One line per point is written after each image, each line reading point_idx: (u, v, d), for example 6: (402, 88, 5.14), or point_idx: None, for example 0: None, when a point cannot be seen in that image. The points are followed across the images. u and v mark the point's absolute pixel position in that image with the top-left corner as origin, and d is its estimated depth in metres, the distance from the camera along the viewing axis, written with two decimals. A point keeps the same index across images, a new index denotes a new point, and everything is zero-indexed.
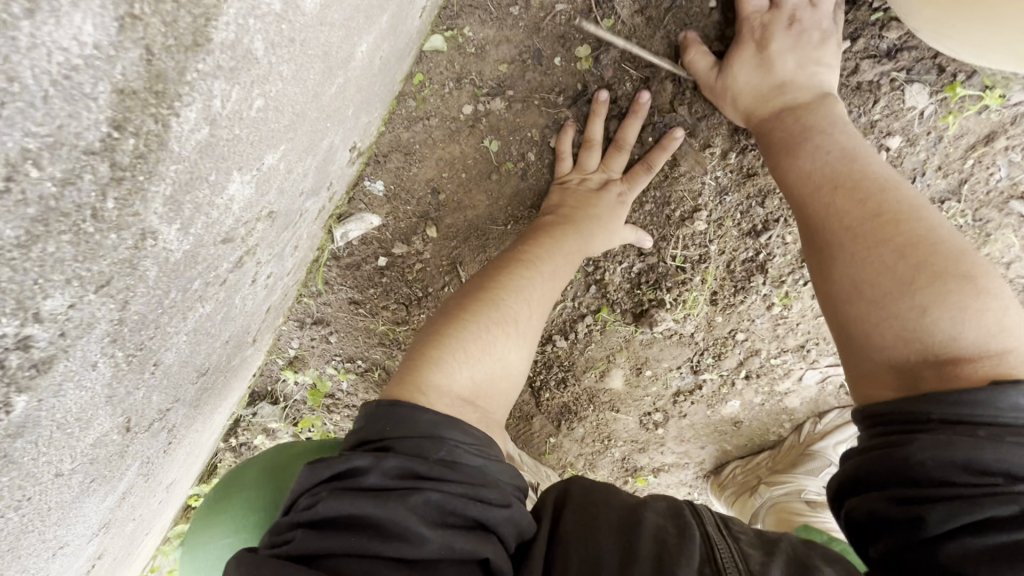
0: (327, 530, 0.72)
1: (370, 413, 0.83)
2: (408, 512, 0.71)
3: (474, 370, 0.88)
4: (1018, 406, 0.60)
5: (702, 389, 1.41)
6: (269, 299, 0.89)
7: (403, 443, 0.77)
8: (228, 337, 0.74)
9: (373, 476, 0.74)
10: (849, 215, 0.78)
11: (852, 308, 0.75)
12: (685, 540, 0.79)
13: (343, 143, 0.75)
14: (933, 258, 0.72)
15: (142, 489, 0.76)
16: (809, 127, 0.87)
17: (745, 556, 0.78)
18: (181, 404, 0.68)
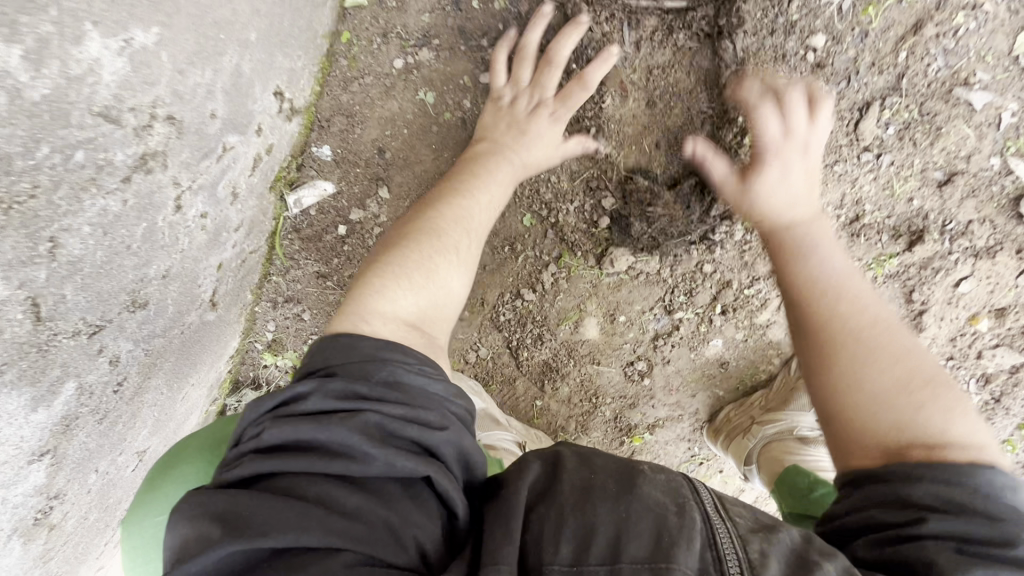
0: (273, 453, 0.70)
1: (314, 344, 0.81)
2: (352, 429, 0.69)
3: (418, 297, 0.87)
4: (1001, 481, 0.65)
5: (680, 330, 1.39)
6: (218, 252, 0.93)
7: (346, 365, 0.76)
8: (165, 271, 0.76)
9: (316, 400, 0.72)
10: (857, 326, 0.81)
11: (851, 394, 0.77)
12: (685, 518, 0.72)
13: (260, 79, 0.79)
14: (924, 371, 0.77)
15: (97, 433, 0.78)
16: (807, 236, 0.93)
17: (745, 540, 0.70)
18: (118, 330, 0.71)
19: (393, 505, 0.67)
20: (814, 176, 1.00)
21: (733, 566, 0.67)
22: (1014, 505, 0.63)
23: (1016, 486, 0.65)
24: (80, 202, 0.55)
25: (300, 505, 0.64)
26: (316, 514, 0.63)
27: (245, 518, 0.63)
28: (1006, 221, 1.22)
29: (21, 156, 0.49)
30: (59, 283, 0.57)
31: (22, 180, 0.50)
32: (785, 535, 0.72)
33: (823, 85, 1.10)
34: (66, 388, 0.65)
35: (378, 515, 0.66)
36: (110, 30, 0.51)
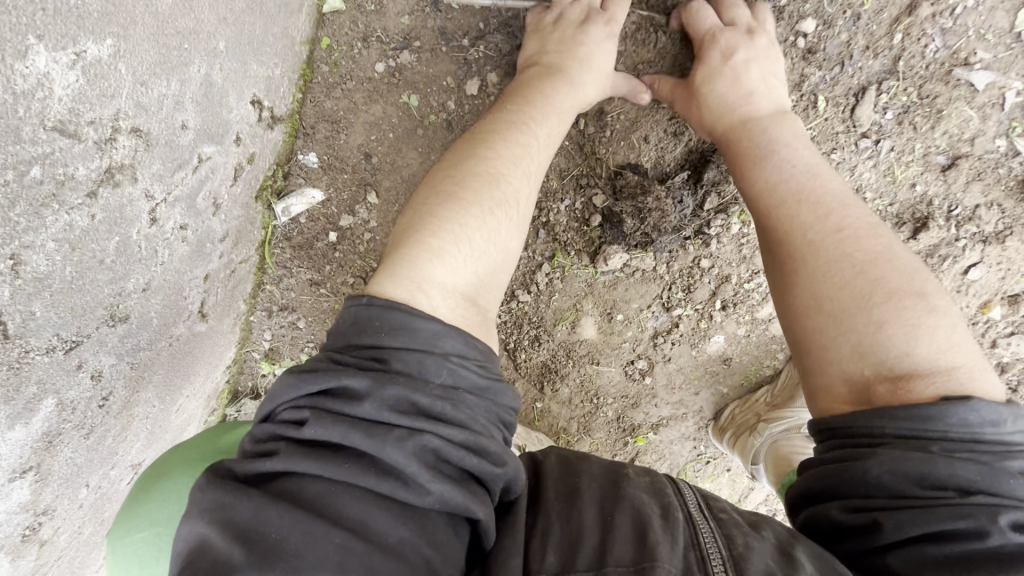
0: (314, 452, 0.66)
1: (367, 318, 0.75)
2: (406, 454, 0.65)
3: (474, 265, 0.85)
4: (964, 421, 0.67)
5: (680, 327, 1.36)
6: (203, 264, 0.93)
7: (402, 362, 0.71)
8: (145, 285, 0.76)
9: (370, 405, 0.67)
10: (814, 229, 0.86)
11: (811, 321, 0.83)
12: (669, 520, 0.71)
13: (234, 89, 0.78)
14: (888, 279, 0.79)
15: (85, 448, 0.78)
16: (773, 139, 0.95)
17: (729, 540, 0.69)
18: (98, 345, 0.70)
19: (435, 541, 0.65)
20: (773, 58, 1.01)
21: (716, 564, 0.66)
22: (971, 471, 0.64)
23: (975, 427, 0.67)
24: (41, 218, 0.52)
25: (340, 535, 0.60)
26: (357, 548, 0.60)
27: (277, 536, 0.59)
28: (1016, 205, 1.17)
29: None
30: (28, 299, 0.55)
31: None
32: (767, 532, 0.71)
33: (814, 73, 1.09)
34: (44, 405, 0.65)
35: (419, 551, 0.63)
36: (57, 43, 0.47)
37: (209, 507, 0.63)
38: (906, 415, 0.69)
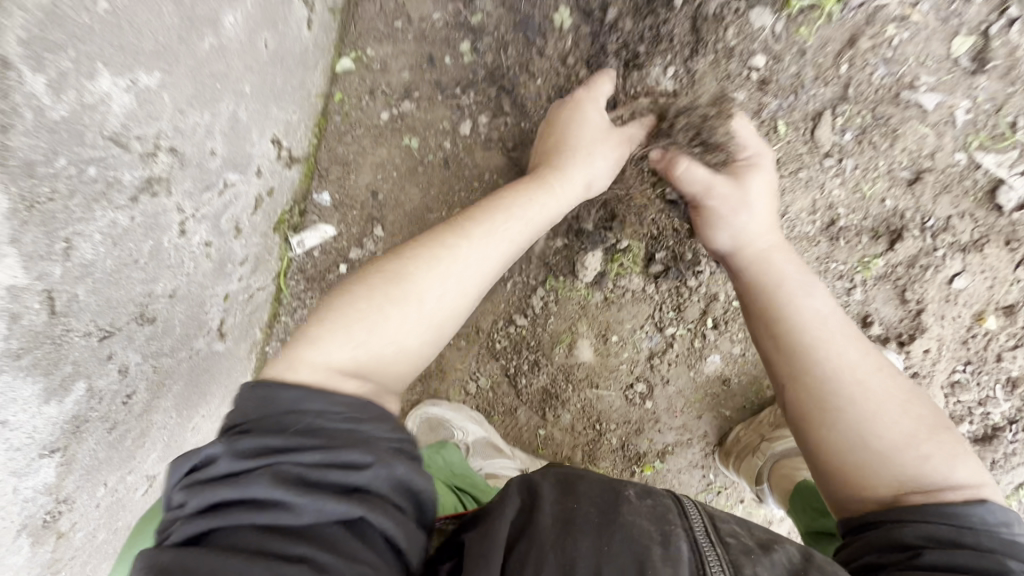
0: (217, 511, 0.67)
1: (244, 395, 0.79)
2: (268, 483, 0.67)
3: (354, 347, 0.87)
4: (985, 520, 0.77)
5: (674, 347, 1.40)
6: (224, 282, 1.04)
7: (265, 423, 0.74)
8: (172, 291, 0.87)
9: (225, 466, 0.69)
10: (853, 368, 0.91)
11: (861, 435, 0.87)
12: (670, 548, 0.74)
13: (257, 127, 0.93)
14: (925, 417, 0.88)
15: (107, 443, 0.86)
16: (803, 283, 1.01)
17: (737, 568, 0.73)
18: (128, 339, 0.80)
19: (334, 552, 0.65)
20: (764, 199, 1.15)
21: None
22: (997, 543, 0.75)
23: (997, 526, 0.77)
24: (92, 212, 0.64)
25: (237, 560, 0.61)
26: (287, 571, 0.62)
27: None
28: (986, 214, 1.23)
29: (41, 165, 0.56)
30: (74, 281, 0.65)
31: (42, 184, 0.57)
32: (777, 555, 0.76)
33: (771, 101, 1.19)
34: (76, 388, 0.73)
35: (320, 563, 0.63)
36: (118, 70, 0.61)
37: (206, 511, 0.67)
38: (931, 510, 0.78)
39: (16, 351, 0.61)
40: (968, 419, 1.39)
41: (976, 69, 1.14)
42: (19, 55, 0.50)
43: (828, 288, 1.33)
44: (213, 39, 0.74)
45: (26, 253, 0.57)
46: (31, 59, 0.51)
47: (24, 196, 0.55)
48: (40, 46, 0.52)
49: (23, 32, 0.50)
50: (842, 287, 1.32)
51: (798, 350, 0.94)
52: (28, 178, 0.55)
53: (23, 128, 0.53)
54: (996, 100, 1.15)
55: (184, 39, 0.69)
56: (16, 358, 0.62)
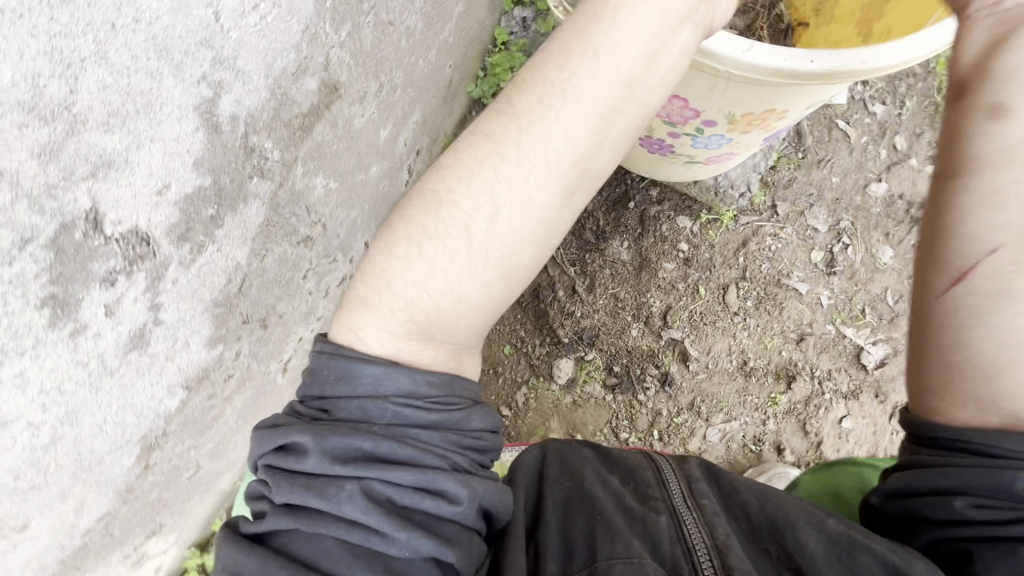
0: (283, 511, 0.77)
1: (320, 365, 0.86)
2: (359, 496, 0.75)
3: (436, 286, 0.85)
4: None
5: (627, 452, 1.70)
6: (303, 327, 1.47)
7: (346, 411, 0.81)
8: (282, 313, 1.31)
9: (285, 488, 0.77)
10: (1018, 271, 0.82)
11: (983, 345, 0.84)
12: (641, 508, 0.99)
13: (362, 231, 1.49)
14: None
15: (200, 406, 1.19)
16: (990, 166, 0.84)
17: (711, 530, 0.95)
18: (248, 334, 1.22)
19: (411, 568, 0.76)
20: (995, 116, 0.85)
21: (700, 552, 0.92)
22: None
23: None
24: (281, 240, 1.14)
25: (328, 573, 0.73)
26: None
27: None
28: (855, 370, 1.69)
29: (279, 208, 1.07)
30: (255, 275, 1.12)
31: (275, 216, 1.07)
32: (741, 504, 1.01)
33: (694, 272, 1.74)
34: (216, 347, 1.13)
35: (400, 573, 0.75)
36: (326, 176, 1.17)
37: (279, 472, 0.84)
38: (988, 480, 0.81)
39: (216, 302, 1.04)
40: None
41: (829, 271, 1.74)
42: (301, 157, 1.05)
43: (748, 416, 1.70)
44: (363, 175, 1.33)
45: (251, 247, 1.05)
46: (304, 161, 1.07)
47: (267, 217, 1.05)
48: (309, 157, 1.08)
49: (308, 150, 1.06)
50: (759, 417, 1.69)
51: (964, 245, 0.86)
52: (273, 211, 1.06)
53: (285, 188, 1.06)
54: (847, 292, 1.73)
55: (354, 172, 1.28)
56: (213, 306, 1.04)
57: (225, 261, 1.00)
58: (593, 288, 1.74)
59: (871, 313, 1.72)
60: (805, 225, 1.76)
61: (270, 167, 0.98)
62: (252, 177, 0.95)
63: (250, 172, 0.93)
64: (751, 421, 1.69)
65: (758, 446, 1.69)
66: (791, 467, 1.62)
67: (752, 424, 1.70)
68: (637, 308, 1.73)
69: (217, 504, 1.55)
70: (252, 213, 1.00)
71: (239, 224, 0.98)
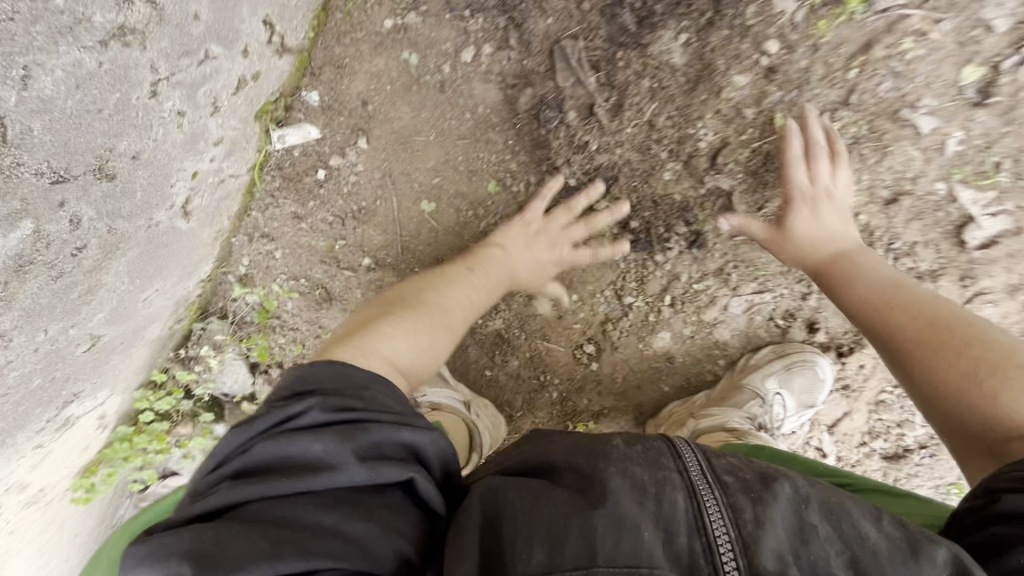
0: (254, 472, 0.74)
1: (311, 371, 0.84)
2: (341, 444, 0.74)
3: (412, 350, 1.03)
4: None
5: (629, 317, 1.44)
6: (195, 160, 1.02)
7: (333, 379, 0.83)
8: (136, 153, 0.86)
9: (263, 445, 0.75)
10: (912, 336, 1.01)
11: (953, 404, 0.92)
12: (660, 498, 0.77)
13: (250, 1, 0.93)
14: (987, 355, 0.93)
15: (50, 291, 0.86)
16: (853, 272, 1.13)
17: (737, 516, 0.75)
18: (81, 191, 0.79)
19: (370, 516, 0.73)
20: None
21: (724, 548, 0.72)
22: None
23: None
24: (55, 44, 0.64)
25: (275, 533, 0.68)
26: (292, 540, 0.67)
27: (222, 552, 0.65)
28: (948, 247, 1.27)
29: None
30: (29, 114, 0.66)
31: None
32: (777, 489, 0.79)
33: (774, 91, 1.16)
34: (22, 225, 0.73)
35: (356, 530, 0.71)
36: None
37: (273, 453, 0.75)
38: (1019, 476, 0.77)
39: None
40: (883, 437, 1.50)
41: (980, 101, 1.14)
42: None
43: (785, 288, 1.37)
44: None
45: None
46: None
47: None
48: None
49: None
50: (800, 290, 1.37)
51: (887, 352, 1.04)
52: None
53: None
54: (989, 136, 1.16)
55: None
56: None
57: None
58: (622, 112, 1.21)
59: (1009, 172, 1.18)
60: (977, 19, 1.09)
61: None
62: None
63: None
64: (788, 294, 1.37)
65: (786, 322, 1.41)
66: (820, 354, 1.39)
67: (789, 299, 1.38)
68: (677, 146, 1.22)
69: (158, 349, 1.39)
70: None
71: None
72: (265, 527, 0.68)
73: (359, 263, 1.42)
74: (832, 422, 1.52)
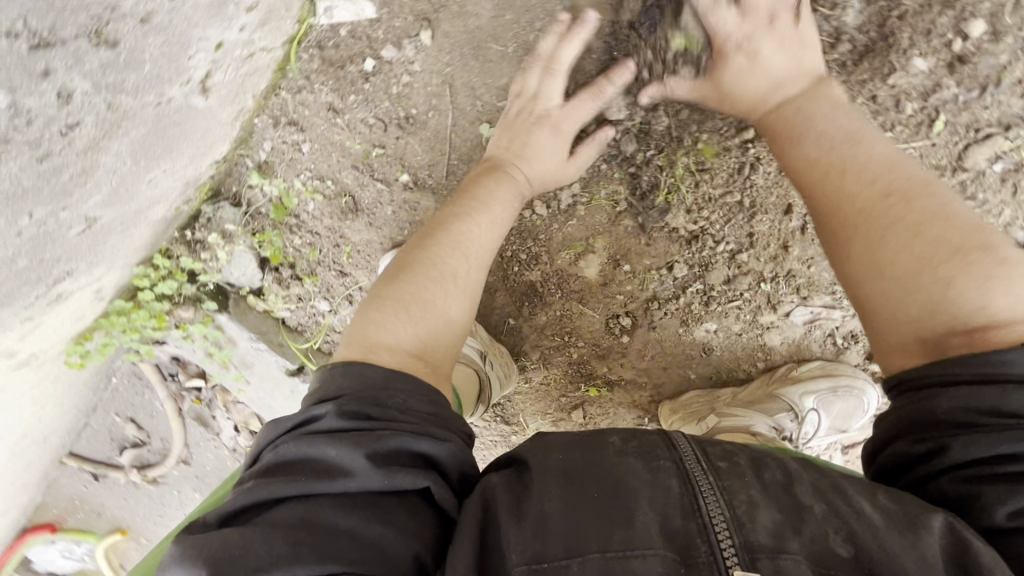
0: (279, 472, 0.68)
1: (330, 376, 0.77)
2: (356, 448, 0.67)
3: (421, 329, 0.87)
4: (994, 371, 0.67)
5: (678, 300, 1.31)
6: (222, 26, 0.81)
7: (353, 377, 0.76)
8: (148, 13, 0.67)
9: (289, 444, 0.69)
10: (872, 234, 0.79)
11: (887, 310, 0.78)
12: (659, 485, 0.70)
13: None
14: (950, 237, 0.74)
15: (35, 174, 0.71)
16: (809, 115, 0.90)
17: (732, 499, 0.68)
18: (73, 59, 0.61)
19: (390, 520, 0.66)
20: None
21: (720, 529, 0.65)
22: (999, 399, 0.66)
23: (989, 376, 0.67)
24: None
25: (293, 539, 0.61)
26: (309, 541, 0.61)
27: (244, 557, 0.60)
28: None
29: None
30: None
31: None
32: (774, 480, 0.70)
33: (950, 86, 0.93)
34: None
35: (374, 536, 0.64)
36: None
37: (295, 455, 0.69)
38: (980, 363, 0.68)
39: None
40: None
41: None
42: None
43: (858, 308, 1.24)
44: None
45: None
46: None
47: None
48: None
49: None
50: None
51: (823, 207, 0.85)
52: None
53: None
54: None
55: None
56: None
57: None
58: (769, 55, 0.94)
59: None
60: None
61: None
62: None
63: None
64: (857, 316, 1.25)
65: (845, 343, 1.30)
66: (871, 384, 1.28)
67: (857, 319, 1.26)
68: None
69: (163, 227, 1.26)
70: None
71: None
72: (287, 530, 0.62)
73: (395, 178, 1.24)
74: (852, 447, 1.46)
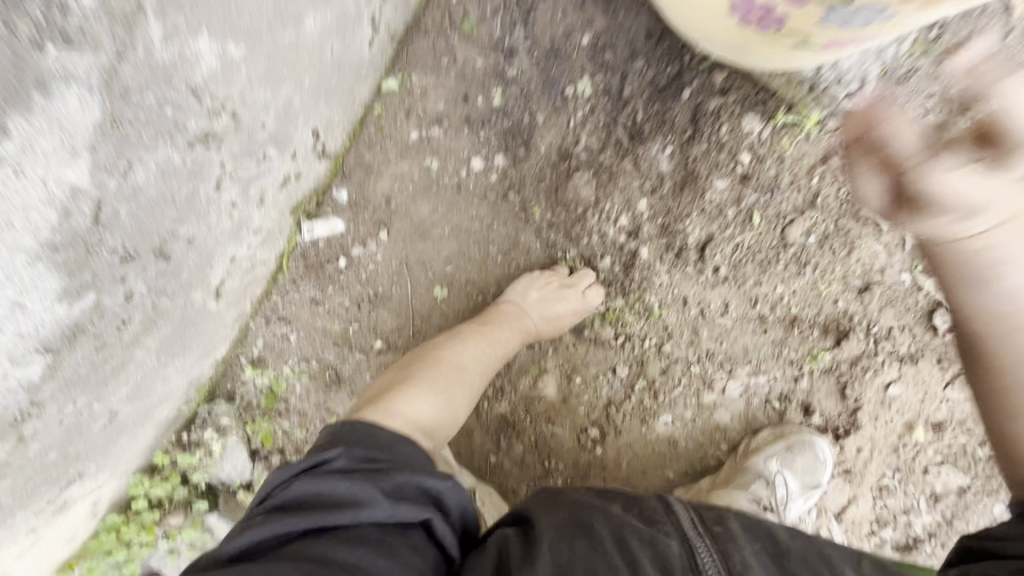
0: (296, 509, 0.78)
1: (344, 427, 0.92)
2: (369, 486, 0.79)
3: (428, 409, 1.14)
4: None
5: (631, 399, 1.49)
6: (233, 245, 1.12)
7: (364, 432, 0.91)
8: (191, 236, 0.97)
9: (302, 481, 0.81)
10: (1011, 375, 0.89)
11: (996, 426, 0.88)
12: (661, 550, 0.77)
13: (304, 115, 1.09)
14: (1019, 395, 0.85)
15: (91, 362, 0.92)
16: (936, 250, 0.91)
17: (730, 560, 0.75)
18: (140, 269, 0.90)
19: (393, 555, 0.75)
20: None
21: None
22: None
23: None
24: (156, 144, 0.77)
25: (307, 566, 0.70)
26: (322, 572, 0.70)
27: None
28: (921, 329, 1.37)
29: (133, 93, 0.69)
30: (121, 200, 0.77)
31: (129, 108, 0.70)
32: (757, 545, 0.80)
33: (750, 194, 1.33)
34: (86, 297, 0.81)
35: (378, 566, 0.73)
36: (215, 32, 0.75)
37: (310, 494, 0.80)
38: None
39: (55, 244, 0.70)
40: (891, 524, 1.48)
41: None
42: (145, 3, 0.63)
43: (778, 372, 1.45)
44: (292, 36, 0.91)
45: (95, 161, 0.69)
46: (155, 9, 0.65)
47: (112, 111, 0.67)
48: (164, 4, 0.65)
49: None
50: (791, 373, 1.44)
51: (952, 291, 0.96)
52: (120, 102, 0.68)
53: (128, 62, 0.65)
54: None
55: (272, 31, 0.86)
56: (53, 251, 0.71)
57: (47, 187, 0.65)
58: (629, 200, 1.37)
59: None
60: None
61: (74, 27, 0.57)
62: (42, 43, 0.55)
63: (33, 36, 0.54)
64: (780, 378, 1.45)
65: (783, 404, 1.46)
66: (817, 435, 1.43)
67: (781, 381, 1.46)
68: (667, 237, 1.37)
69: (164, 430, 1.39)
70: (73, 108, 0.62)
71: (50, 126, 0.61)
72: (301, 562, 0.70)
73: (370, 347, 1.48)
74: (841, 510, 1.52)
